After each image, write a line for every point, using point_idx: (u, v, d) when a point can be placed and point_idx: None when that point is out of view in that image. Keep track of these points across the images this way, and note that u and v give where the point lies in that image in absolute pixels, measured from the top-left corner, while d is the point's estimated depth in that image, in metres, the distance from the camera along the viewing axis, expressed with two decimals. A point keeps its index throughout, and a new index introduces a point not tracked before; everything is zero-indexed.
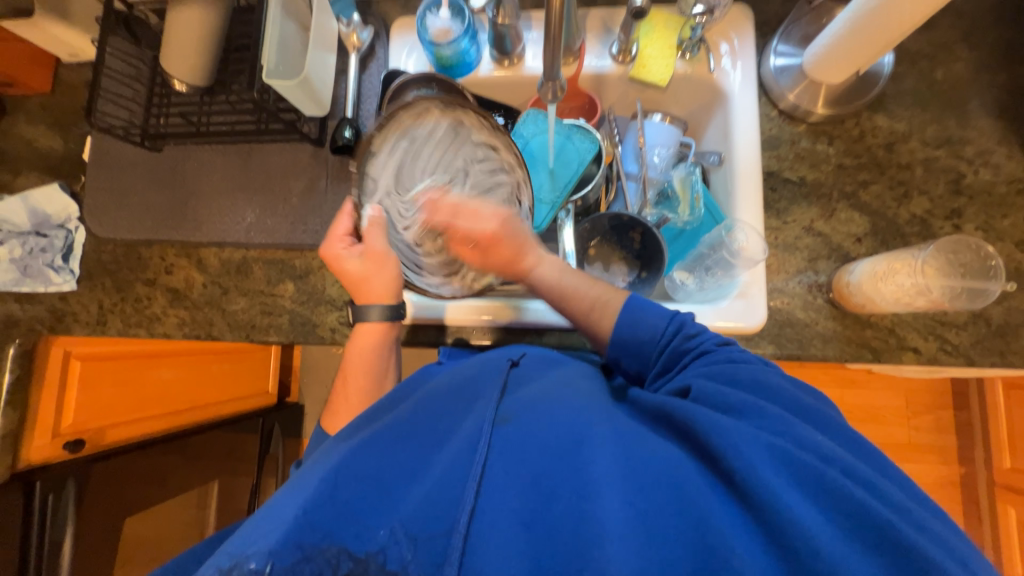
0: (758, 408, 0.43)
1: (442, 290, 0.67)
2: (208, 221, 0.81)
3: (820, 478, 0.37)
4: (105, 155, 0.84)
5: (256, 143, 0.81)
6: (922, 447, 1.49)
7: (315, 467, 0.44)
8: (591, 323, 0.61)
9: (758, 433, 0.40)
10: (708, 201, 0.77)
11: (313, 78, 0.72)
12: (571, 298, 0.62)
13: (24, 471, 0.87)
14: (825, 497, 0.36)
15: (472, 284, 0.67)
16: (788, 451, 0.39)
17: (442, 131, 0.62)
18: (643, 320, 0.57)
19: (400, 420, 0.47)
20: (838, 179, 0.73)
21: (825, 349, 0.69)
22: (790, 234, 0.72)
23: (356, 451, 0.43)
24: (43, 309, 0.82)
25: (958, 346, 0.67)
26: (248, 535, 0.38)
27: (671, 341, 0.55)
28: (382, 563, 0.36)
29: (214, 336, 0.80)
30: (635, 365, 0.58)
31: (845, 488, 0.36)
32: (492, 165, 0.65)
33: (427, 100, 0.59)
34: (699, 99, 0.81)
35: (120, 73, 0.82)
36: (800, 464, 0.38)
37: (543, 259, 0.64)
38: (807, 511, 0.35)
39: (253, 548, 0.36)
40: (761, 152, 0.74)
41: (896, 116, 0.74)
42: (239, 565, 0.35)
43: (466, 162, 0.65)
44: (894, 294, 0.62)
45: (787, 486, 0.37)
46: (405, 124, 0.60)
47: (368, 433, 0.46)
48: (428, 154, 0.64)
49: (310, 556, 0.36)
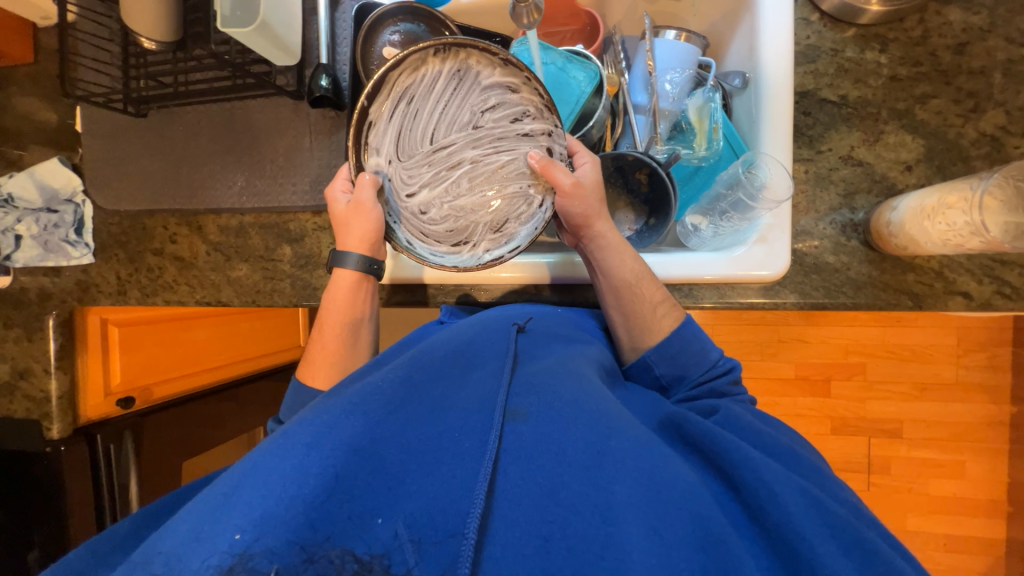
0: (791, 453, 0.47)
1: (449, 259, 0.62)
2: (201, 187, 0.80)
3: (857, 536, 0.39)
4: (96, 125, 0.82)
5: (236, 101, 0.77)
6: (971, 386, 1.39)
7: (304, 422, 0.41)
8: (647, 319, 0.59)
9: (792, 477, 0.42)
10: (727, 131, 0.68)
11: (273, 21, 0.66)
12: (648, 283, 0.60)
13: (85, 426, 0.97)
14: (872, 563, 0.37)
15: (482, 253, 0.62)
16: (821, 500, 0.41)
17: (444, 83, 0.60)
18: (702, 347, 0.59)
19: (393, 383, 0.45)
20: (888, 95, 0.61)
21: (857, 296, 0.61)
22: (824, 165, 0.63)
23: (347, 414, 0.40)
24: (71, 281, 0.86)
25: (1020, 290, 0.58)
26: (227, 503, 0.34)
27: (716, 376, 0.58)
28: (386, 565, 0.35)
29: (223, 301, 0.81)
30: (669, 375, 0.59)
31: (885, 557, 0.38)
32: (504, 111, 0.60)
33: (419, 53, 0.57)
34: (722, 7, 0.68)
35: (92, 34, 0.78)
36: (833, 514, 0.40)
37: (622, 246, 0.61)
38: (836, 557, 0.37)
39: (254, 543, 0.32)
40: (794, 67, 0.63)
41: (974, 5, 0.59)
42: (241, 563, 0.32)
43: (472, 115, 0.61)
44: (943, 234, 0.52)
45: (821, 534, 0.38)
46: (401, 83, 0.58)
47: (355, 394, 0.43)
48: (432, 111, 0.60)
49: (312, 558, 0.33)
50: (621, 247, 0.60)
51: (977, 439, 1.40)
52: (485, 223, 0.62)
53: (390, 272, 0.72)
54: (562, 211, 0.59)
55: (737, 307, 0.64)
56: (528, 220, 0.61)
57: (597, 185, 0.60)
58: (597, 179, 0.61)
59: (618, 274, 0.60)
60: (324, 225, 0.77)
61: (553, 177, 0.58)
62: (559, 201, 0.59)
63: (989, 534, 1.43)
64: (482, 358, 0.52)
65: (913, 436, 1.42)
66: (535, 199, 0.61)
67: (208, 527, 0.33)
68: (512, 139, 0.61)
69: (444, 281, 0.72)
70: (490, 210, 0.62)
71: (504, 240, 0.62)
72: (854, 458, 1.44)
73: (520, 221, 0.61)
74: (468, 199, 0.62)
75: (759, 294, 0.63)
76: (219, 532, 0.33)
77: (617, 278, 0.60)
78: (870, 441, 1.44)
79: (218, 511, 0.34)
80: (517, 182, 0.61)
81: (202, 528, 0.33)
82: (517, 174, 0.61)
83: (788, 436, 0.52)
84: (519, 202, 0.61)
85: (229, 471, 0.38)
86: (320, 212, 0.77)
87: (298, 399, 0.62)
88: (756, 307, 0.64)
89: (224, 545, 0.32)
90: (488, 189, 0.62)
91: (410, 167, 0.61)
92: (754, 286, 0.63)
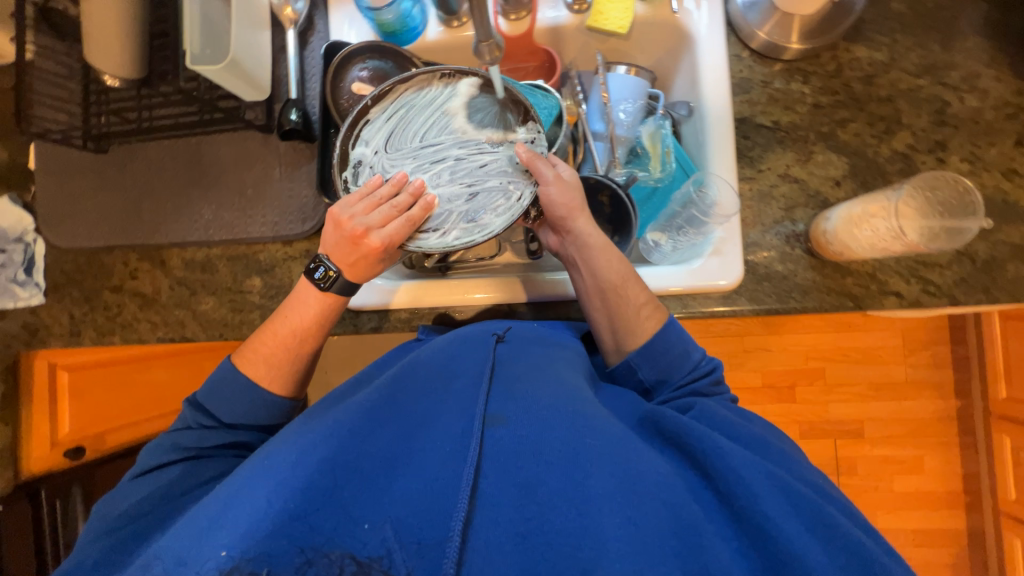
0: (763, 443, 0.49)
1: (421, 243, 0.63)
2: (166, 221, 0.78)
3: (821, 514, 0.41)
4: (50, 162, 0.80)
5: (204, 135, 0.78)
6: (920, 383, 1.49)
7: (289, 443, 0.43)
8: (632, 321, 0.61)
9: (759, 462, 0.44)
10: (679, 155, 0.75)
11: (244, 59, 0.68)
12: (634, 284, 0.62)
13: (28, 481, 0.91)
14: (831, 537, 0.40)
15: (453, 239, 0.63)
16: (786, 482, 0.43)
17: (442, 99, 0.67)
18: (683, 348, 0.60)
19: (372, 400, 0.46)
20: (814, 120, 0.69)
21: (806, 300, 0.66)
22: (765, 182, 0.69)
23: (329, 433, 0.42)
24: (17, 324, 0.80)
25: (942, 286, 0.64)
26: (218, 525, 0.37)
27: (698, 379, 0.59)
28: (385, 567, 0.36)
29: (187, 337, 0.78)
30: (653, 377, 0.60)
31: (845, 528, 0.40)
32: (494, 123, 0.67)
33: (426, 74, 0.66)
34: (665, 46, 0.76)
35: (50, 73, 0.77)
36: (797, 495, 0.42)
37: (606, 246, 0.63)
38: (807, 541, 0.39)
39: (246, 552, 0.35)
40: (732, 97, 0.70)
41: (876, 44, 0.69)
42: (238, 567, 0.34)
43: (463, 122, 0.67)
44: (870, 240, 0.59)
45: (788, 517, 0.40)
46: (406, 94, 0.66)
47: (339, 414, 0.45)
48: (427, 117, 0.67)
49: (311, 560, 0.35)
50: (608, 249, 0.63)
51: (932, 433, 1.49)
52: (459, 212, 0.65)
53: (355, 300, 0.73)
54: (546, 203, 0.63)
55: (700, 316, 0.68)
56: (505, 212, 0.64)
57: (578, 185, 0.65)
58: (576, 182, 0.65)
59: (604, 274, 0.62)
60: (295, 254, 0.77)
61: (538, 171, 0.62)
62: (545, 193, 0.63)
63: (953, 526, 1.49)
64: (461, 369, 0.52)
65: (875, 435, 1.49)
66: (513, 194, 0.65)
67: (198, 546, 0.36)
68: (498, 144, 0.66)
69: (416, 304, 0.73)
70: (467, 201, 0.65)
71: (477, 229, 0.64)
72: (823, 460, 1.50)
73: (496, 213, 0.64)
74: (446, 189, 0.65)
75: (717, 303, 0.67)
76: (209, 553, 0.35)
77: (604, 279, 0.62)
78: (837, 443, 1.50)
79: (208, 532, 0.37)
80: (497, 177, 0.66)
81: (192, 551, 0.36)
82: (498, 171, 0.66)
83: (761, 428, 0.54)
84: (496, 196, 0.65)
85: (217, 493, 0.41)
86: (290, 242, 0.77)
87: (252, 395, 0.57)
88: (717, 315, 0.68)
89: (214, 559, 0.34)
90: (467, 182, 0.66)
91: (395, 158, 0.66)
92: (713, 296, 0.67)
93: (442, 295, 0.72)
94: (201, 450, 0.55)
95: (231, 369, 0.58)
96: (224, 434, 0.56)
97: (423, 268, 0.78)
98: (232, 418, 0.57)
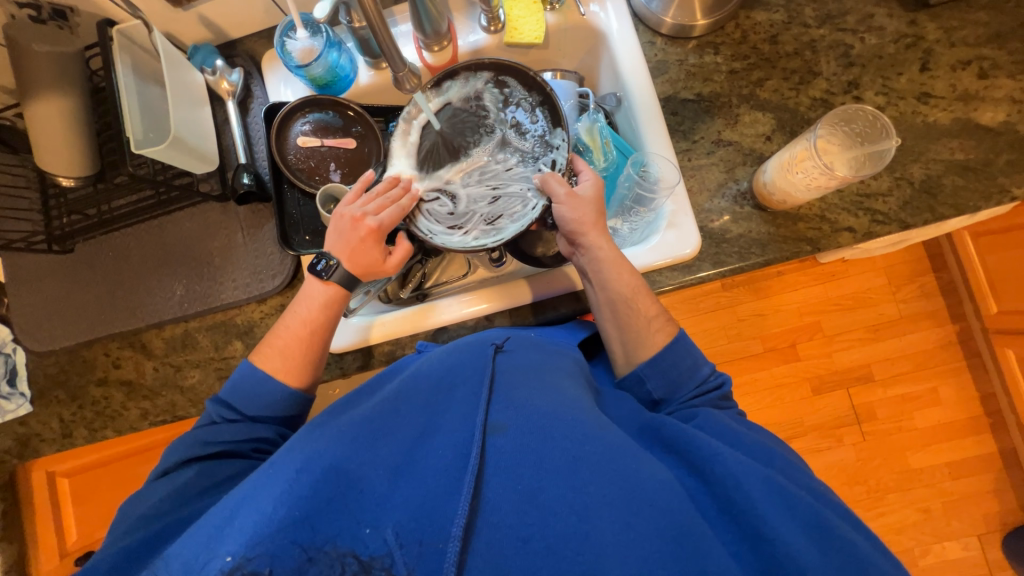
0: (765, 450, 0.49)
1: (442, 239, 0.70)
2: (140, 304, 0.79)
3: (816, 519, 0.41)
4: (19, 271, 0.81)
5: (165, 215, 0.80)
6: (913, 316, 1.50)
7: (295, 450, 0.43)
8: (642, 333, 0.61)
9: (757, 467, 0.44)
10: (617, 143, 0.78)
11: (185, 135, 0.71)
12: (644, 297, 0.63)
13: None
14: (825, 538, 0.40)
15: (471, 238, 0.70)
16: (784, 486, 0.43)
17: (478, 96, 0.74)
18: (693, 361, 0.60)
19: (375, 409, 0.46)
20: (732, 84, 0.73)
21: (766, 253, 0.68)
22: (702, 151, 0.72)
23: (337, 437, 0.43)
24: (9, 438, 0.79)
25: (889, 214, 0.67)
26: (223, 531, 0.38)
27: (707, 391, 0.59)
28: (386, 566, 0.37)
29: (179, 416, 0.78)
30: (661, 389, 0.59)
31: (842, 533, 0.41)
32: (521, 123, 0.74)
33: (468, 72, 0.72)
34: (583, 47, 0.81)
35: (8, 186, 0.80)
36: (794, 499, 0.42)
37: (620, 262, 0.64)
38: (803, 543, 0.39)
39: (252, 550, 0.36)
40: (652, 80, 0.74)
41: (772, 7, 0.74)
42: (240, 568, 0.35)
43: (496, 121, 0.74)
44: (809, 181, 0.61)
45: (781, 513, 0.41)
46: (449, 90, 0.74)
47: (348, 419, 0.46)
48: (466, 114, 0.74)
49: (313, 558, 0.36)
50: (620, 263, 0.64)
51: (938, 362, 1.50)
52: (482, 214, 0.72)
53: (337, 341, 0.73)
54: (559, 220, 0.66)
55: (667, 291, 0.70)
56: (519, 219, 0.70)
57: (596, 197, 0.66)
58: (596, 191, 0.66)
59: (615, 288, 0.63)
60: (272, 310, 0.78)
61: (552, 190, 0.66)
62: (559, 209, 0.65)
63: (985, 452, 1.47)
64: (463, 377, 0.51)
65: (884, 376, 1.50)
66: (530, 202, 0.71)
67: (205, 552, 0.37)
68: (523, 145, 0.74)
69: (395, 334, 0.73)
70: (489, 205, 0.72)
71: (493, 232, 0.71)
72: (841, 412, 1.49)
73: (510, 218, 0.71)
74: (474, 189, 0.73)
75: (681, 274, 0.69)
76: (212, 558, 0.36)
77: (615, 292, 0.63)
78: (850, 393, 1.50)
79: (216, 534, 0.38)
80: (519, 184, 0.72)
81: (196, 558, 0.36)
82: (520, 178, 0.73)
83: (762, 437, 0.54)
84: (515, 204, 0.72)
85: (220, 503, 0.41)
86: (264, 300, 0.78)
87: (273, 388, 0.58)
88: (683, 285, 0.69)
89: (219, 564, 0.36)
90: (493, 185, 0.73)
91: (429, 153, 0.74)
92: (676, 268, 0.69)
93: (416, 321, 0.73)
94: (221, 445, 0.55)
95: (251, 366, 0.59)
96: (245, 427, 0.56)
97: (400, 300, 0.80)
98: (253, 411, 0.58)
